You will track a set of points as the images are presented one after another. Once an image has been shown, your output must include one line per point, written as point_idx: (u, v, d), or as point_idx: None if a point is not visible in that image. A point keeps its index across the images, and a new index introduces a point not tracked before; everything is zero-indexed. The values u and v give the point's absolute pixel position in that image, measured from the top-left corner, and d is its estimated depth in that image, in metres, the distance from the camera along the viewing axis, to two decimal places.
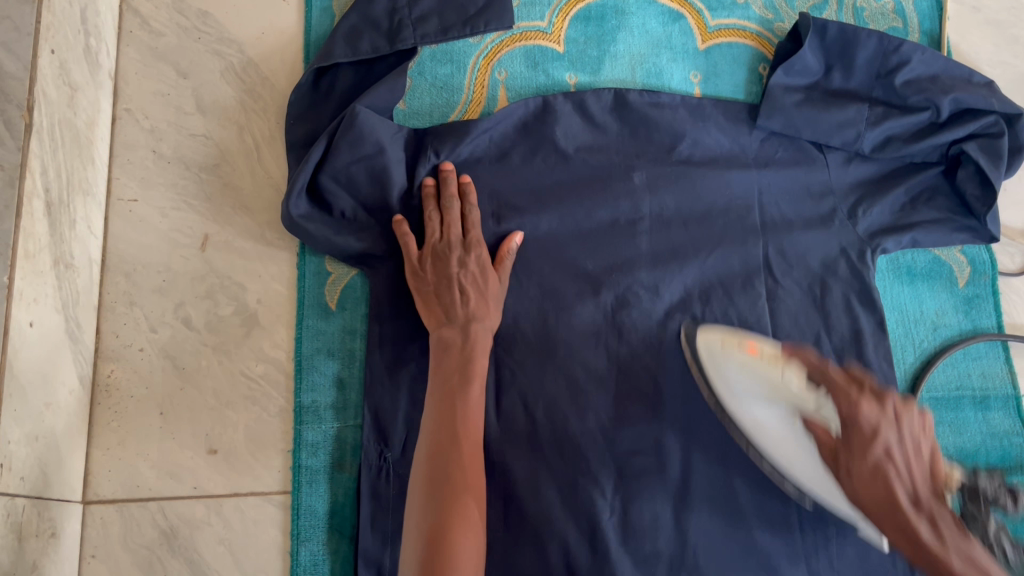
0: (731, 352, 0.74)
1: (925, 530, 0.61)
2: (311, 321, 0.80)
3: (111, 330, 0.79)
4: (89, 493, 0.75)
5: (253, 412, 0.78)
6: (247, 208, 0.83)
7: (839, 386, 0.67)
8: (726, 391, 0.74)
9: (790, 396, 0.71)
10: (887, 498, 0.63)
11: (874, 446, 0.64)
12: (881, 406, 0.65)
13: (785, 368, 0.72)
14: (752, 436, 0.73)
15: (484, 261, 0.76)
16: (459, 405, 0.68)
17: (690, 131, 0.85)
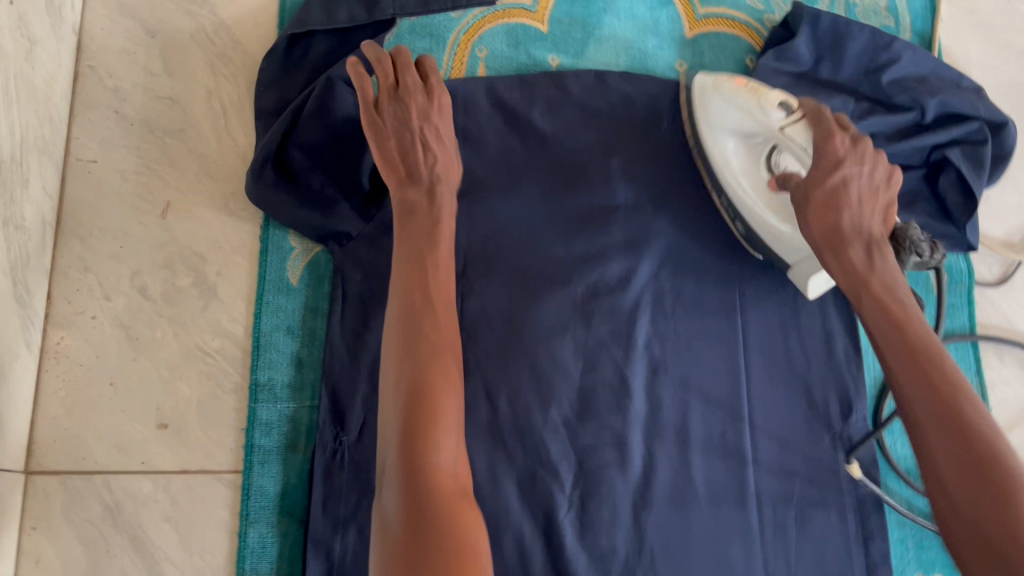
0: (716, 87, 0.75)
1: (859, 257, 0.64)
2: (271, 297, 0.77)
3: (63, 296, 0.76)
4: (32, 464, 0.72)
5: (207, 387, 0.76)
6: (212, 175, 0.80)
7: (823, 122, 0.68)
8: (706, 123, 0.76)
9: (761, 122, 0.71)
10: (831, 219, 0.66)
11: (842, 164, 0.67)
12: (849, 144, 0.68)
13: (762, 97, 0.71)
14: (721, 129, 0.76)
15: (445, 109, 0.71)
16: (428, 265, 0.63)
17: (668, 118, 0.84)
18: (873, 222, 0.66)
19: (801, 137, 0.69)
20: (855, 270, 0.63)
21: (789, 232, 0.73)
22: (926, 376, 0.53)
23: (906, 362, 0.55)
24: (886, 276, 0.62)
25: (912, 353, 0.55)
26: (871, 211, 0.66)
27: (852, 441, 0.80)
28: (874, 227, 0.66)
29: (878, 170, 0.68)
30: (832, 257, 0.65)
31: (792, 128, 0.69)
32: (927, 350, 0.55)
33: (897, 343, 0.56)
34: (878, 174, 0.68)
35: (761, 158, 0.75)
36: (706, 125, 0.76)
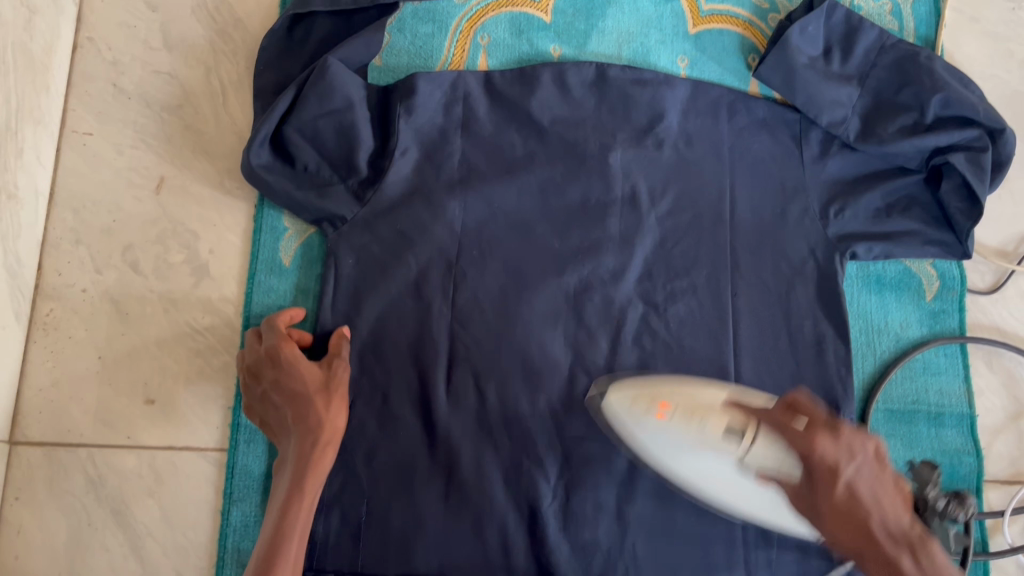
0: (639, 417, 0.67)
1: (883, 537, 0.55)
2: (263, 277, 0.77)
3: (54, 268, 0.76)
4: (17, 434, 0.73)
5: (195, 364, 0.75)
6: (207, 152, 0.80)
7: (771, 415, 0.60)
8: (635, 426, 0.68)
9: (714, 451, 0.63)
10: (859, 536, 0.55)
11: (839, 486, 0.56)
12: (832, 439, 0.56)
13: (704, 423, 0.63)
14: (666, 460, 0.68)
15: (297, 371, 0.69)
16: (302, 405, 0.68)
17: (668, 111, 0.83)
18: (901, 510, 0.56)
19: (765, 453, 0.60)
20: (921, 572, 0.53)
21: (767, 496, 0.66)
22: None
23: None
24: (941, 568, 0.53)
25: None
26: (899, 517, 0.56)
27: None
28: (905, 525, 0.55)
29: (869, 447, 0.57)
30: (882, 560, 0.54)
31: (754, 452, 0.60)
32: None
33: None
34: (869, 459, 0.57)
35: (725, 476, 0.65)
36: (638, 448, 0.69)
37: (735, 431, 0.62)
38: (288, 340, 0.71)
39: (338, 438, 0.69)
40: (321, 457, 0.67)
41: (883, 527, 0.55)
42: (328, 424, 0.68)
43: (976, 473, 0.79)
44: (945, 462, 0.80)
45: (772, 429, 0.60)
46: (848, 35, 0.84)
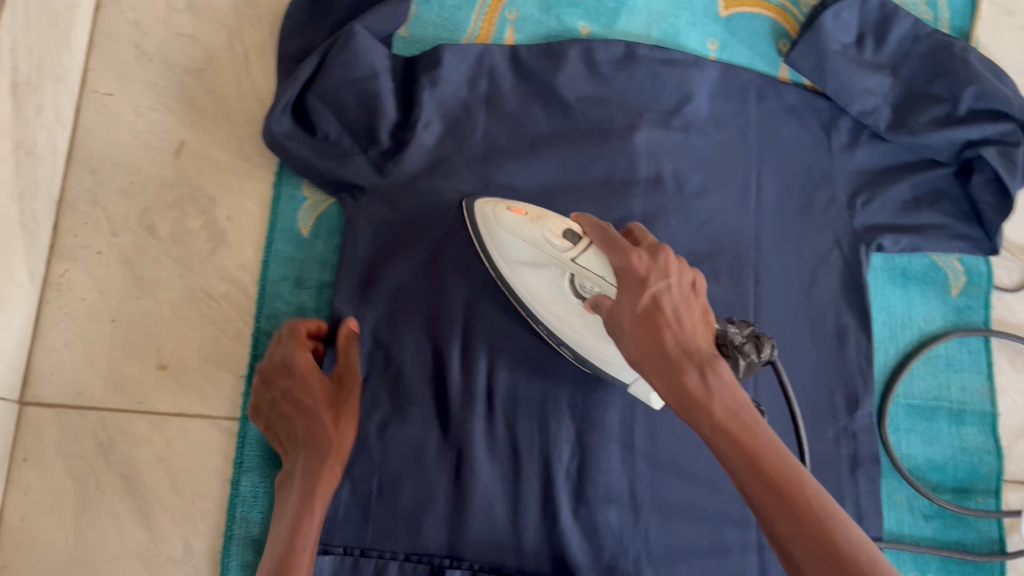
0: (500, 217, 0.67)
1: (671, 345, 0.46)
2: (281, 246, 0.76)
3: (70, 229, 0.75)
4: (28, 395, 0.71)
5: (210, 331, 0.75)
6: (227, 117, 0.79)
7: (619, 245, 0.53)
8: (504, 258, 0.70)
9: (548, 253, 0.61)
10: (654, 348, 0.46)
11: (654, 283, 0.48)
12: (648, 261, 0.50)
13: (542, 224, 0.62)
14: (524, 264, 0.68)
15: (315, 389, 0.68)
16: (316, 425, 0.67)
17: (696, 94, 0.82)
18: (705, 333, 0.47)
19: (590, 261, 0.57)
20: (698, 389, 0.44)
21: (606, 351, 0.64)
22: (757, 469, 0.41)
23: (729, 444, 0.43)
24: (730, 395, 0.44)
25: (733, 438, 0.42)
26: (693, 331, 0.46)
27: (857, 436, 0.76)
28: (704, 345, 0.46)
29: (685, 278, 0.49)
30: (670, 374, 0.45)
31: (582, 257, 0.58)
32: (745, 420, 0.43)
33: (712, 422, 0.43)
34: (685, 281, 0.49)
35: (563, 288, 0.65)
36: (513, 267, 0.70)
37: (570, 232, 0.60)
38: (302, 349, 0.70)
39: (343, 454, 0.67)
40: (327, 473, 0.66)
41: (676, 345, 0.46)
42: (336, 440, 0.67)
43: (996, 472, 0.78)
44: (965, 460, 0.79)
45: (600, 245, 0.56)
46: (882, 22, 0.82)
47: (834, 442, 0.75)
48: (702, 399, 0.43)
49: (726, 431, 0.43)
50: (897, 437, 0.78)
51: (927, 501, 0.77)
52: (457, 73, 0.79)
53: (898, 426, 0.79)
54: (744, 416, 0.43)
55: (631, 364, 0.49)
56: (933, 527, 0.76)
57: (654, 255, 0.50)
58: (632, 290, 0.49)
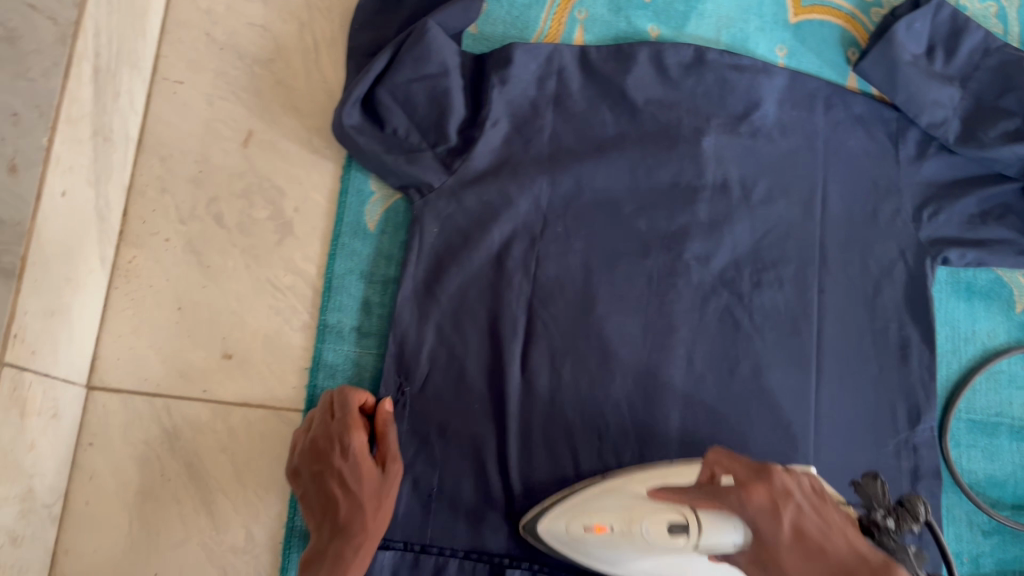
0: (581, 539, 0.65)
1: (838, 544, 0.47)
2: (348, 240, 0.77)
3: (139, 215, 0.75)
4: (94, 379, 0.72)
5: (275, 322, 0.75)
6: (297, 109, 0.79)
7: (732, 482, 0.54)
8: (600, 562, 0.66)
9: (661, 551, 0.60)
10: (820, 562, 0.46)
11: (785, 500, 0.50)
12: (768, 481, 0.52)
13: (641, 525, 0.61)
14: (621, 564, 0.65)
15: (360, 471, 0.66)
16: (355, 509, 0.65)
17: (765, 100, 0.82)
18: (856, 538, 0.48)
19: (711, 538, 0.56)
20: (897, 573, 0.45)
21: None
22: None
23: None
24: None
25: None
26: (842, 529, 0.49)
27: (917, 450, 0.77)
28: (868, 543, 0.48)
29: (804, 482, 0.53)
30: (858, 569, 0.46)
31: (702, 538, 0.56)
32: None
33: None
34: (806, 486, 0.53)
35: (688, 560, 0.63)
36: (610, 569, 0.66)
37: (677, 525, 0.59)
38: (355, 428, 0.67)
39: (372, 545, 0.65)
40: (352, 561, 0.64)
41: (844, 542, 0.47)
42: (368, 532, 0.65)
43: None
44: None
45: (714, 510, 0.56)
46: (953, 35, 0.81)
47: (895, 455, 0.76)
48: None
49: None
50: (959, 452, 0.79)
51: (986, 517, 0.78)
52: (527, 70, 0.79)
53: (960, 441, 0.80)
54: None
55: None
56: (991, 543, 0.77)
57: (767, 476, 0.53)
58: (764, 511, 0.50)
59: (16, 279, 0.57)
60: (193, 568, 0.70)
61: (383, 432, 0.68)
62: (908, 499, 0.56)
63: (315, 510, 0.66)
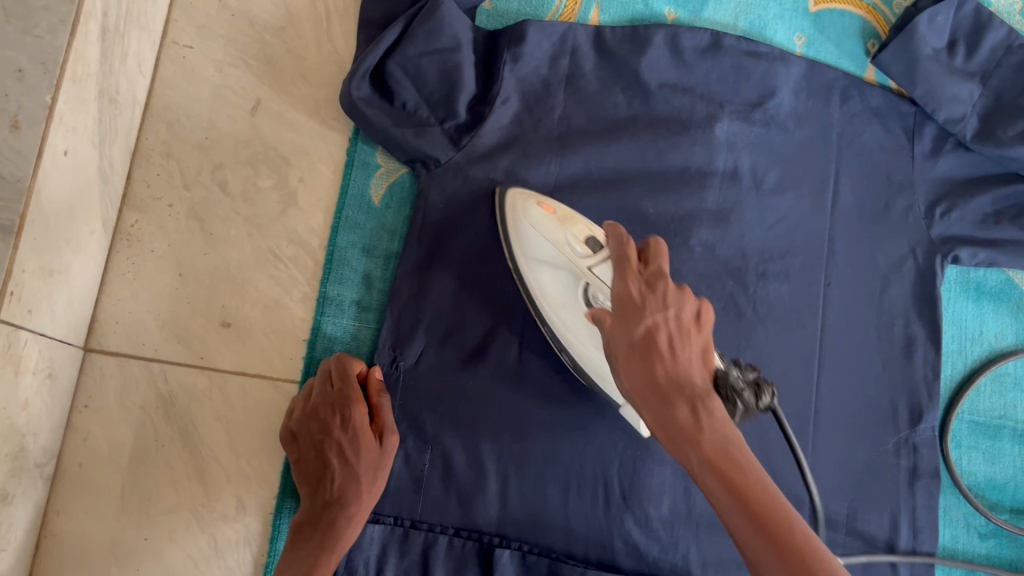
0: (526, 212, 0.67)
1: (661, 371, 0.47)
2: (352, 213, 0.76)
3: (143, 178, 0.75)
4: (92, 341, 0.72)
5: (276, 292, 0.75)
6: (306, 79, 0.78)
7: (624, 263, 0.54)
8: (521, 251, 0.69)
9: (567, 256, 0.63)
10: (644, 378, 0.48)
11: (641, 322, 0.49)
12: (646, 290, 0.51)
13: (570, 227, 0.64)
14: (543, 265, 0.67)
15: (359, 440, 0.67)
16: (351, 479, 0.66)
17: (780, 89, 0.80)
18: (699, 369, 0.48)
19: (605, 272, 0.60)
20: (685, 431, 0.46)
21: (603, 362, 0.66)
22: (727, 475, 0.44)
23: (708, 479, 0.45)
24: (719, 431, 0.45)
25: (722, 475, 0.44)
26: (689, 362, 0.48)
27: (917, 449, 0.76)
28: (699, 376, 0.47)
29: (686, 310, 0.50)
30: (661, 408, 0.47)
31: (599, 268, 0.61)
32: (735, 460, 0.45)
33: (703, 458, 0.45)
34: (687, 314, 0.50)
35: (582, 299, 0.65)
36: (527, 261, 0.69)
37: (593, 241, 0.62)
38: (356, 400, 0.69)
39: (367, 514, 0.67)
40: (346, 531, 0.65)
41: (680, 374, 0.47)
42: (363, 502, 0.66)
43: None
44: None
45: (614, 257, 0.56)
46: (975, 30, 0.80)
47: (894, 453, 0.76)
48: (680, 431, 0.46)
49: (716, 459, 0.45)
50: (959, 453, 0.79)
51: (984, 520, 0.77)
52: (540, 48, 0.77)
53: (961, 442, 0.79)
54: (732, 457, 0.45)
55: (630, 398, 0.50)
56: (987, 546, 0.77)
57: (652, 289, 0.51)
58: (621, 331, 0.50)
59: (13, 237, 0.57)
60: (183, 534, 0.70)
61: (379, 406, 0.69)
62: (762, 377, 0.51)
63: (311, 477, 0.68)
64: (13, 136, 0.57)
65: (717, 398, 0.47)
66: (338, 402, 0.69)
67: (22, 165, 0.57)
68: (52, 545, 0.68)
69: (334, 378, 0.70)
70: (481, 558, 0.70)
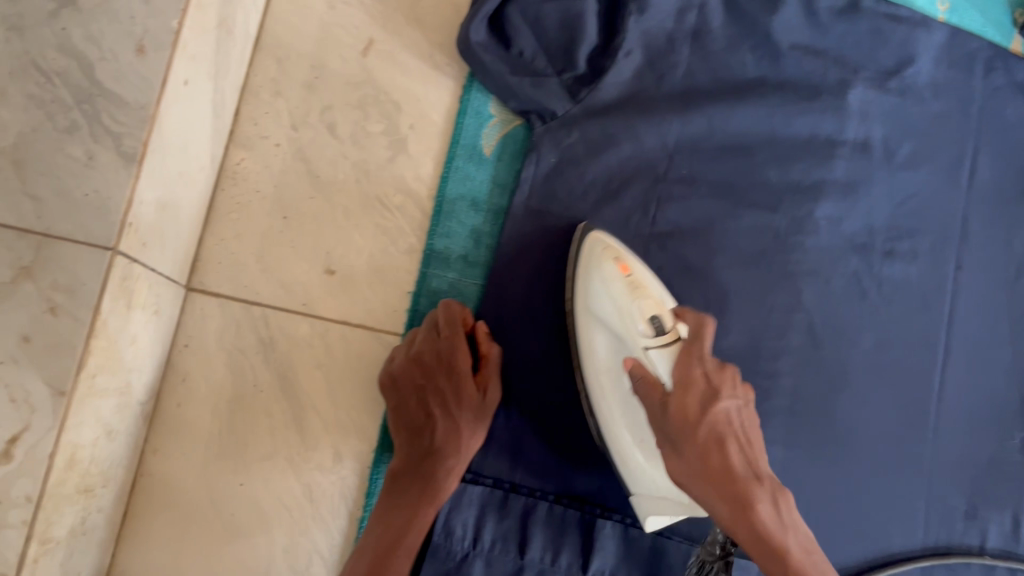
0: (600, 265, 0.61)
1: (735, 459, 0.55)
2: (462, 163, 0.73)
3: (251, 116, 0.72)
4: (194, 281, 0.70)
5: (380, 242, 0.72)
6: (420, 22, 0.76)
7: (692, 346, 0.56)
8: (580, 304, 0.63)
9: (628, 330, 0.58)
10: (721, 471, 0.55)
11: (713, 465, 0.55)
12: (723, 394, 0.56)
13: (638, 300, 0.58)
14: (598, 322, 0.61)
15: (464, 393, 0.64)
16: (452, 432, 0.63)
17: (919, 57, 0.76)
18: (755, 454, 0.57)
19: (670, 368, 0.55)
20: (770, 548, 0.54)
21: (631, 450, 0.60)
22: (785, 552, 0.54)
23: (768, 560, 0.54)
24: (780, 521, 0.55)
25: (779, 554, 0.54)
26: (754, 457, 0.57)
27: None
28: (760, 469, 0.56)
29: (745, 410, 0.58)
30: (735, 519, 0.54)
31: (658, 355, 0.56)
32: (791, 538, 0.55)
33: (768, 548, 0.54)
34: (743, 413, 0.57)
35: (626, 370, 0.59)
36: (587, 315, 0.62)
37: (657, 318, 0.57)
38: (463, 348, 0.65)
39: (463, 468, 0.63)
40: (444, 485, 0.62)
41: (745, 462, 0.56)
42: (463, 456, 0.63)
43: None
44: None
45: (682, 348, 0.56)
46: None
47: (1021, 449, 0.72)
48: (760, 536, 0.54)
49: (769, 538, 0.54)
50: None
51: None
52: None
53: None
54: (791, 570, 0.54)
55: (688, 492, 0.55)
56: None
57: (715, 381, 0.56)
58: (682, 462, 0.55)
59: (135, 166, 0.55)
60: (278, 482, 0.68)
61: (485, 354, 0.66)
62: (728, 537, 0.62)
63: (410, 426, 0.63)
64: (138, 61, 0.56)
65: (789, 498, 0.56)
66: (443, 349, 0.65)
67: (146, 90, 0.55)
68: (148, 484, 0.67)
69: (441, 324, 0.65)
70: (581, 529, 0.67)
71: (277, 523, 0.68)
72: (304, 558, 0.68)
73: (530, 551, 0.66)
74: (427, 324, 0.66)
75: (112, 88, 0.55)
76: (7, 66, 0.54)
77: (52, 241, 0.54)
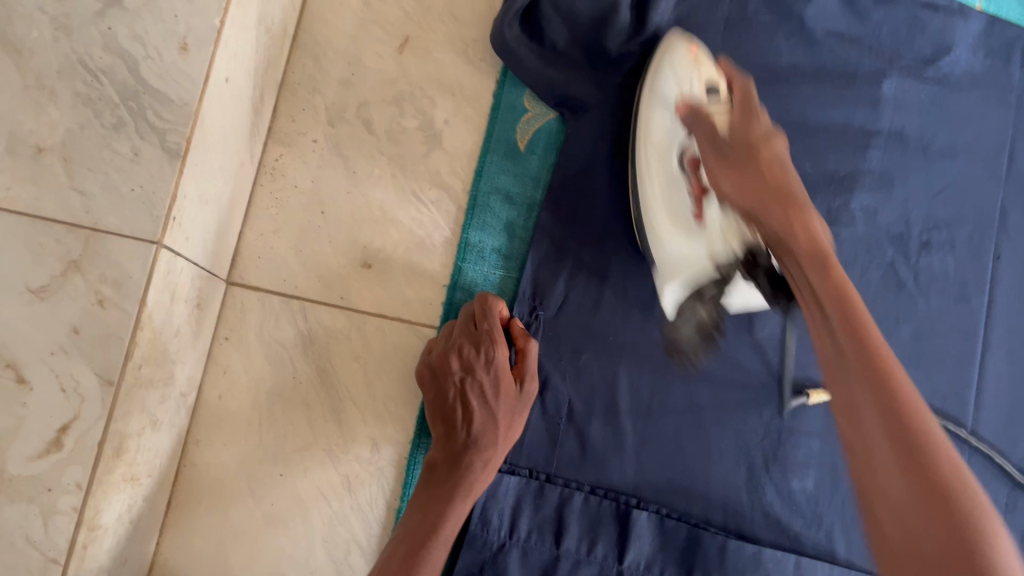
0: (673, 51, 0.67)
1: (795, 246, 0.55)
2: (496, 157, 0.74)
3: (288, 112, 0.73)
4: (234, 275, 0.70)
5: (416, 236, 0.73)
6: (455, 17, 0.77)
7: (749, 98, 0.63)
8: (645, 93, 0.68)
9: (683, 92, 0.64)
10: (758, 180, 0.59)
11: (769, 178, 0.59)
12: (766, 131, 0.61)
13: (702, 69, 0.64)
14: (661, 102, 0.66)
15: (500, 383, 0.64)
16: (489, 425, 0.62)
17: (956, 46, 0.75)
18: (815, 217, 0.58)
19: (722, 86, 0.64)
20: (799, 235, 0.55)
21: (662, 223, 0.65)
22: (851, 330, 0.47)
23: (814, 268, 0.53)
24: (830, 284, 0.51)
25: (843, 326, 0.48)
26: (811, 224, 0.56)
27: None
28: (818, 228, 0.56)
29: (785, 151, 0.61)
30: (813, 273, 0.53)
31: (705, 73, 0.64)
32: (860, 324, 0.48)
33: (811, 264, 0.53)
34: (779, 139, 0.62)
35: (675, 158, 0.65)
36: (649, 96, 0.67)
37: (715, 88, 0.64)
38: (499, 340, 0.65)
39: (499, 461, 0.63)
40: (479, 477, 0.62)
41: (805, 231, 0.55)
42: (499, 449, 0.63)
43: None
44: None
45: (744, 85, 0.64)
46: None
47: None
48: (829, 266, 0.52)
49: (850, 324, 0.48)
50: None
51: None
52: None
53: None
54: (878, 356, 0.45)
55: (726, 171, 0.60)
56: None
57: (756, 114, 0.62)
58: (744, 181, 0.59)
59: (179, 160, 0.57)
60: (317, 472, 0.69)
61: (520, 348, 0.66)
62: (742, 222, 0.59)
63: (448, 416, 0.63)
64: (182, 58, 0.57)
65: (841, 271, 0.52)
66: (482, 340, 0.65)
67: (190, 87, 0.57)
68: (190, 475, 0.68)
69: (479, 316, 0.66)
70: (617, 519, 0.68)
71: (317, 513, 0.69)
72: (343, 547, 0.69)
73: (566, 541, 0.67)
74: (464, 317, 0.67)
75: (156, 85, 0.57)
76: (54, 64, 0.56)
77: (100, 235, 0.55)
